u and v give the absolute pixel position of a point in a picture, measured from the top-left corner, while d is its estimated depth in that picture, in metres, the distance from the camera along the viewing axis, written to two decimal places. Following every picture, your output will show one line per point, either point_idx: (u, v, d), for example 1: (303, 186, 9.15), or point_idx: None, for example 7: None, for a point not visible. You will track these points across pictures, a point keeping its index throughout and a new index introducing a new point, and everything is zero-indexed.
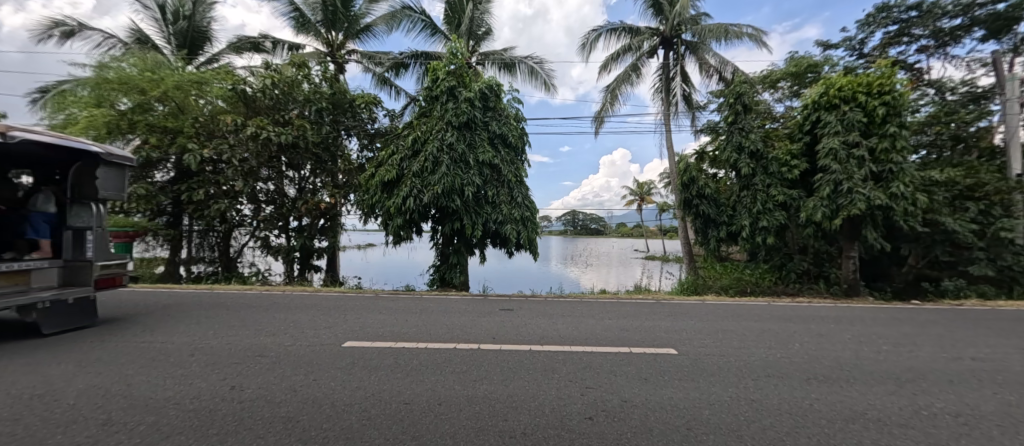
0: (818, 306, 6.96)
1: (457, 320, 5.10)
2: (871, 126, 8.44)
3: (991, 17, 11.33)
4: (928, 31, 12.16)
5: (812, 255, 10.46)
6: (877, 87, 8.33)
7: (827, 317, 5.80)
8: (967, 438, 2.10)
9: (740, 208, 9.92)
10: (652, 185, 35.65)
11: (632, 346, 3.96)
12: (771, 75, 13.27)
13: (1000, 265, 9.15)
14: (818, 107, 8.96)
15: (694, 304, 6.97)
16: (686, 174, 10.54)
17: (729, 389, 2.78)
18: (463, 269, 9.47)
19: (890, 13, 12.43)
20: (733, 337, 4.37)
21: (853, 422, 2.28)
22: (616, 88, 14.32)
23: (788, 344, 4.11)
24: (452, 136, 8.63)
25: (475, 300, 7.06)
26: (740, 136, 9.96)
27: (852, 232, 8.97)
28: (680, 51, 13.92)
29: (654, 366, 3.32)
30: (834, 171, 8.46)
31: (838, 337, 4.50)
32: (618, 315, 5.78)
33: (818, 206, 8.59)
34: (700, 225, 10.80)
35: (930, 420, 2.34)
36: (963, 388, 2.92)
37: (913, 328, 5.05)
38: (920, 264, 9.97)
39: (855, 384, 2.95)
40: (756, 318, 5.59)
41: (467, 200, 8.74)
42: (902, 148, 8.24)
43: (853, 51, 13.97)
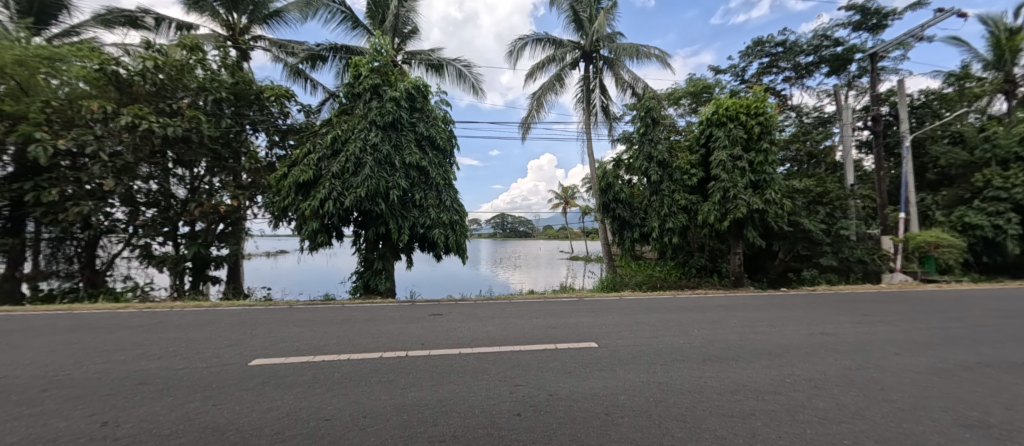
0: (713, 297, 7.97)
1: (383, 329, 4.88)
2: (751, 142, 9.93)
3: (832, 57, 14.07)
4: (791, 65, 14.68)
5: (708, 252, 11.94)
6: (753, 109, 9.84)
7: (719, 306, 6.68)
8: (817, 398, 2.61)
9: (650, 212, 11.01)
10: (575, 189, 37.66)
11: (559, 342, 4.18)
12: (674, 93, 14.91)
13: (842, 257, 11.27)
14: (710, 123, 10.32)
15: (612, 300, 7.55)
16: (605, 180, 11.35)
17: (641, 375, 3.08)
18: (388, 275, 9.09)
19: (763, 48, 14.78)
20: (645, 328, 4.83)
21: (737, 393, 2.69)
22: (541, 96, 14.91)
23: (689, 331, 4.66)
24: (376, 136, 8.26)
25: (401, 306, 6.83)
26: (649, 146, 11.03)
27: (737, 233, 10.44)
28: (599, 66, 15.00)
29: (579, 360, 3.54)
30: (723, 180, 9.80)
31: (727, 322, 5.22)
32: (545, 314, 6.03)
33: (712, 210, 9.90)
34: (617, 227, 11.73)
35: (793, 385, 2.86)
36: (815, 358, 3.59)
37: (782, 312, 6.05)
38: (787, 258, 11.95)
39: (740, 361, 3.46)
40: (663, 310, 6.24)
41: (393, 202, 8.39)
42: (773, 162, 9.82)
43: (737, 77, 16.33)
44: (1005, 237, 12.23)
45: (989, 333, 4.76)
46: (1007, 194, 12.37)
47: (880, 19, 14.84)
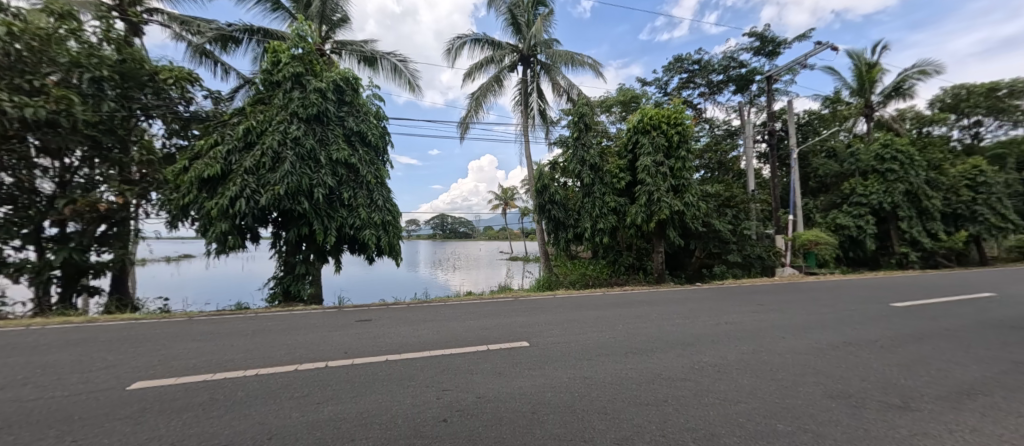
0: (638, 292, 8.53)
1: (302, 338, 4.48)
2: (671, 150, 10.80)
3: (738, 77, 15.85)
4: (705, 82, 16.27)
5: (635, 250, 12.78)
6: (673, 119, 10.73)
7: (643, 301, 7.16)
8: (719, 382, 2.88)
9: (583, 213, 11.51)
10: (514, 190, 38.15)
11: (491, 343, 4.16)
12: (606, 101, 15.75)
13: (745, 254, 12.74)
14: (637, 131, 11.07)
15: (546, 298, 7.74)
16: (541, 182, 11.63)
17: (568, 371, 3.17)
18: (312, 280, 8.42)
19: (682, 64, 16.22)
20: (574, 325, 5.01)
21: (653, 382, 2.88)
22: (479, 96, 14.87)
23: (615, 326, 4.91)
24: (298, 129, 7.59)
25: (326, 313, 6.35)
26: (582, 150, 11.51)
27: (660, 233, 11.30)
28: (536, 70, 15.34)
29: (509, 360, 3.55)
30: (648, 184, 10.54)
31: (649, 316, 5.61)
32: (481, 315, 5.99)
33: (639, 212, 10.61)
34: (552, 228, 12.10)
35: (699, 371, 3.14)
36: (719, 345, 3.98)
37: (695, 304, 6.66)
38: (702, 256, 13.21)
39: (657, 352, 3.73)
40: (592, 307, 6.53)
41: (318, 202, 7.78)
42: (689, 168, 10.77)
43: (661, 89, 17.72)
44: (865, 236, 14.74)
45: (852, 316, 5.68)
46: (866, 199, 14.92)
47: (775, 46, 17.04)
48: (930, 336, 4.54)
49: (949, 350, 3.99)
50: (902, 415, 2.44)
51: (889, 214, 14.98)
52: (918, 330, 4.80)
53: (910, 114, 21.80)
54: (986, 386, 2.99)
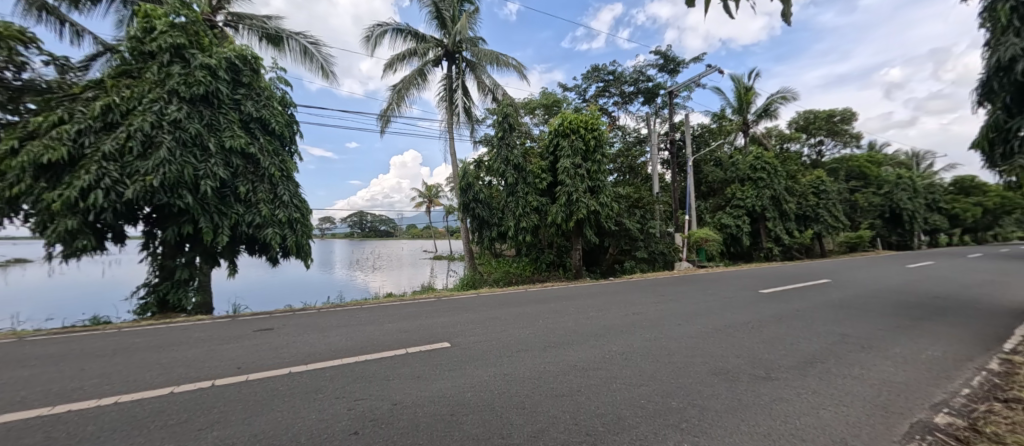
0: (558, 288, 8.93)
1: (182, 355, 3.84)
2: (589, 153, 11.48)
3: (646, 90, 17.44)
4: (618, 92, 17.61)
5: (556, 248, 13.35)
6: (589, 125, 11.42)
7: (562, 296, 7.51)
8: (627, 369, 3.13)
9: (506, 212, 11.71)
10: (439, 188, 37.35)
11: (409, 346, 4.00)
12: (529, 103, 16.22)
13: (651, 250, 14.07)
14: (558, 134, 11.57)
15: (469, 297, 7.70)
16: (465, 180, 11.57)
17: (489, 369, 3.18)
18: (199, 285, 7.32)
19: (598, 74, 17.34)
20: (496, 323, 5.06)
21: (569, 374, 3.02)
22: (401, 89, 14.23)
23: (535, 322, 5.08)
24: (178, 110, 6.43)
25: (216, 323, 5.55)
26: (506, 150, 11.70)
27: (578, 231, 11.95)
28: (461, 67, 15.17)
29: (429, 362, 3.45)
30: (567, 185, 11.09)
31: (567, 311, 5.89)
32: (401, 317, 5.75)
33: (559, 211, 11.11)
34: (476, 226, 12.12)
35: (610, 360, 3.38)
36: (628, 335, 4.33)
37: (608, 298, 7.18)
38: (615, 252, 14.28)
39: (573, 344, 3.93)
40: (515, 304, 6.67)
41: (206, 197, 6.72)
42: (604, 171, 11.54)
43: (580, 95, 18.77)
44: (743, 233, 17.30)
45: (732, 302, 6.62)
46: (744, 202, 17.51)
47: (676, 65, 19.10)
48: (787, 316, 5.49)
49: (799, 327, 4.86)
50: (767, 384, 2.90)
51: (760, 214, 17.76)
52: (779, 312, 5.77)
53: (775, 132, 26.11)
54: (823, 355, 3.69)
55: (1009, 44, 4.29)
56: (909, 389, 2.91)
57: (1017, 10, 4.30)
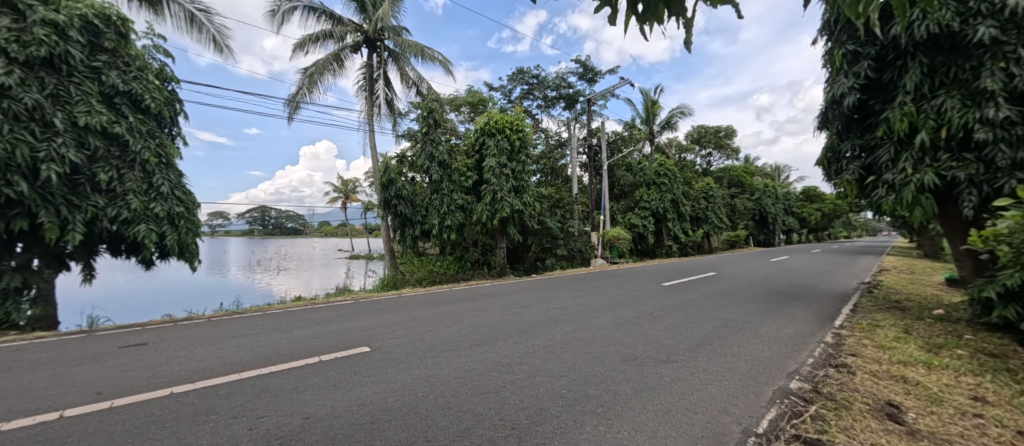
0: (482, 286, 8.98)
1: (14, 383, 3.06)
2: (514, 153, 11.73)
3: (567, 96, 18.36)
4: (541, 95, 18.27)
5: (481, 247, 13.40)
6: (514, 126, 11.67)
7: (486, 294, 7.56)
8: (548, 363, 3.27)
9: (431, 209, 11.44)
10: (356, 183, 35.01)
11: (322, 353, 3.69)
12: (455, 100, 16.04)
13: (571, 248, 14.85)
14: (484, 133, 11.64)
15: (390, 298, 7.36)
16: (386, 175, 11.04)
17: (412, 372, 3.08)
18: (38, 295, 5.91)
19: (523, 77, 17.80)
20: (419, 323, 4.91)
21: (494, 370, 3.05)
22: (314, 73, 13.03)
23: (460, 321, 5.04)
24: (9, 73, 4.99)
25: (65, 340, 4.52)
26: (431, 146, 11.42)
27: (502, 230, 12.12)
28: (382, 56, 14.39)
29: (345, 369, 3.22)
30: (492, 184, 11.20)
31: (491, 308, 5.95)
32: (313, 322, 5.29)
33: (484, 209, 11.18)
34: (398, 224, 11.65)
35: (534, 355, 3.49)
36: (550, 329, 4.53)
37: (531, 294, 7.42)
38: (537, 250, 14.81)
39: (498, 341, 3.99)
40: (439, 303, 6.55)
41: (48, 184, 5.36)
42: (528, 172, 11.87)
43: (506, 96, 19.07)
44: (648, 232, 19.18)
45: (640, 295, 7.30)
46: (650, 204, 19.42)
47: (594, 75, 20.42)
48: (683, 306, 6.23)
49: (693, 314, 5.54)
50: (668, 366, 3.26)
51: (663, 215, 19.85)
52: (678, 302, 6.52)
53: (676, 142, 29.39)
54: (711, 338, 4.26)
55: (841, 82, 5.38)
56: (773, 362, 3.50)
57: (846, 56, 5.40)
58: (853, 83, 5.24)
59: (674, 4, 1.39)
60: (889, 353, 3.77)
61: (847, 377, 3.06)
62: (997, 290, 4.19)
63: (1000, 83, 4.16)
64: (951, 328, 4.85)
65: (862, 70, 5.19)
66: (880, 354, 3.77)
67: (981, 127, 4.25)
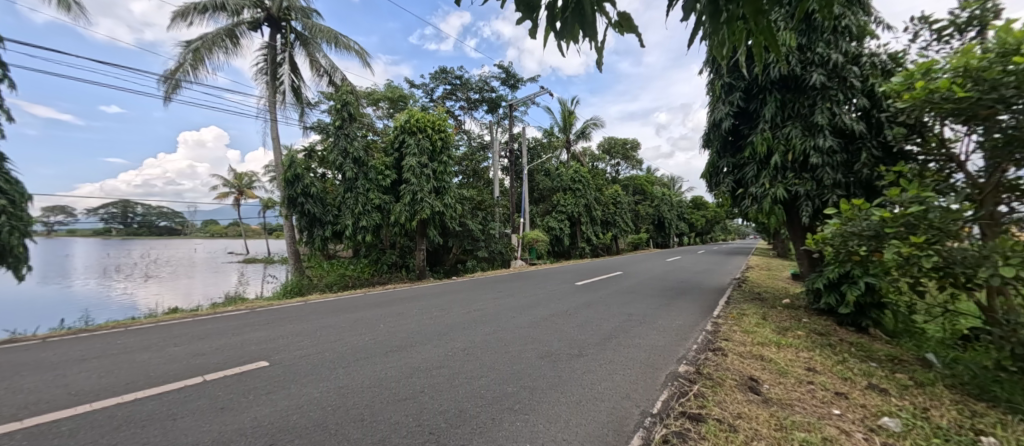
0: (400, 290, 8.63)
1: None
2: (435, 153, 11.51)
3: (490, 99, 18.60)
4: (464, 97, 18.24)
5: (399, 249, 12.89)
6: (437, 126, 11.45)
7: (404, 298, 7.30)
8: (468, 364, 3.28)
9: (343, 209, 10.68)
10: (253, 177, 31.06)
11: (207, 372, 3.21)
12: (373, 94, 15.20)
13: (492, 250, 15.03)
14: (404, 130, 11.25)
15: (294, 306, 6.70)
16: (291, 170, 10.02)
17: (321, 385, 2.86)
18: None
19: (446, 77, 17.58)
20: (329, 332, 4.56)
21: (412, 376, 2.98)
22: (201, 49, 11.29)
23: (375, 327, 4.79)
24: None
25: None
26: (345, 141, 10.67)
27: (422, 231, 11.78)
28: (288, 38, 13.04)
29: (238, 388, 2.85)
30: (412, 184, 10.85)
31: (409, 313, 5.77)
32: (197, 336, 4.58)
33: (402, 210, 10.78)
34: (305, 224, 10.66)
35: (454, 357, 3.47)
36: (469, 331, 4.54)
37: (451, 297, 7.35)
38: (458, 252, 14.72)
39: (416, 346, 3.88)
40: (352, 309, 6.14)
41: None
42: (449, 173, 11.72)
43: (427, 94, 18.64)
44: (564, 235, 20.27)
45: (556, 294, 7.70)
46: (565, 209, 20.56)
47: (516, 81, 20.98)
48: (593, 303, 6.72)
49: (602, 311, 6.01)
50: (579, 360, 3.51)
51: (577, 219, 21.15)
52: (589, 300, 7.02)
53: (590, 152, 31.56)
54: (617, 331, 4.68)
55: (720, 108, 6.34)
56: (666, 350, 3.97)
57: (723, 87, 6.37)
58: (728, 110, 6.22)
59: (585, 26, 1.49)
60: (752, 337, 4.54)
61: (721, 359, 3.61)
62: (823, 281, 5.31)
63: (826, 119, 5.30)
64: (795, 314, 6.00)
65: (734, 100, 6.18)
66: (745, 337, 4.51)
67: (815, 154, 5.37)
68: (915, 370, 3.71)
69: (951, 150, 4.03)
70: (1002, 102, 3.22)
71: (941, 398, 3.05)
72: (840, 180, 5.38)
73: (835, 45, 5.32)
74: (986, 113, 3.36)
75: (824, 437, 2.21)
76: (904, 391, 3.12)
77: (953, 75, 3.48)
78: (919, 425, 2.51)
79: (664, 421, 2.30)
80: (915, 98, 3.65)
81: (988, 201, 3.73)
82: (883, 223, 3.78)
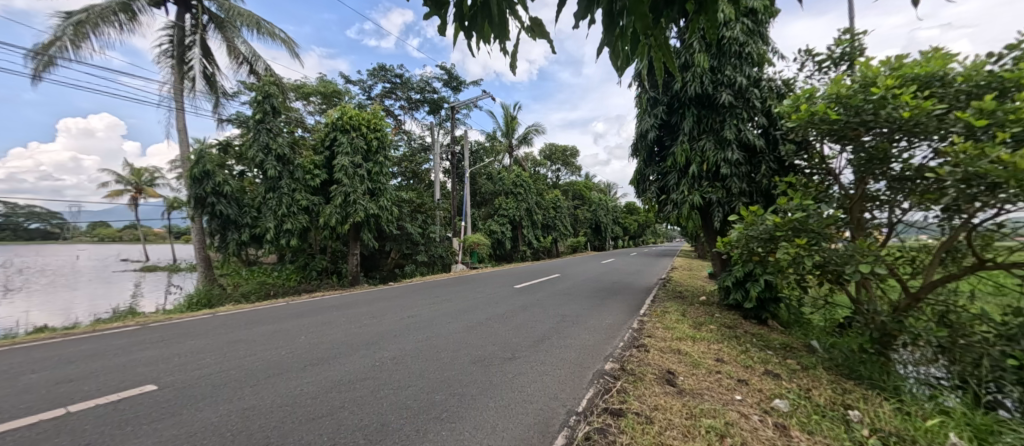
0: (328, 298, 8.06)
1: None
2: (370, 153, 10.95)
3: (432, 100, 18.21)
4: (404, 96, 17.67)
5: (330, 254, 12.07)
6: (372, 124, 10.92)
7: (333, 306, 6.84)
8: (394, 374, 3.13)
9: (264, 210, 9.75)
10: (156, 173, 27.28)
11: (74, 402, 2.71)
12: (302, 87, 14.14)
13: (432, 254, 14.64)
14: (336, 128, 10.60)
15: (201, 319, 5.96)
16: (201, 166, 8.94)
17: (221, 407, 2.54)
18: None
19: (385, 74, 16.91)
20: (239, 346, 4.11)
21: (331, 391, 2.77)
22: (85, 22, 9.67)
23: (294, 339, 4.41)
24: None
25: None
26: (267, 136, 9.77)
27: (355, 235, 11.13)
28: (200, 19, 11.67)
29: (114, 418, 2.44)
30: (344, 184, 10.23)
31: (336, 322, 5.40)
32: (67, 359, 3.87)
33: (333, 212, 10.10)
34: (218, 227, 9.55)
35: (380, 368, 3.30)
36: (401, 338, 4.36)
37: (385, 303, 7.03)
38: (397, 256, 14.16)
39: (340, 358, 3.64)
40: (270, 320, 5.61)
41: None
42: (386, 174, 11.23)
43: (364, 91, 17.77)
44: (506, 238, 20.42)
45: (494, 298, 7.70)
46: (507, 212, 20.73)
47: (459, 84, 20.78)
48: (530, 305, 6.82)
49: (538, 313, 6.11)
50: (511, 363, 3.52)
51: (519, 223, 21.43)
52: (526, 303, 7.11)
53: (532, 157, 32.24)
54: (550, 333, 4.78)
55: (646, 120, 6.85)
56: (594, 349, 4.12)
57: (649, 100, 6.89)
58: (653, 122, 6.74)
59: (499, 28, 1.49)
60: (672, 332, 4.91)
61: (643, 355, 3.83)
62: (732, 280, 5.90)
63: (734, 134, 5.92)
64: (710, 310, 6.60)
65: (658, 113, 6.70)
66: (666, 333, 4.86)
67: (725, 165, 5.98)
68: (802, 355, 4.25)
69: (829, 165, 4.71)
70: (864, 125, 3.84)
71: (820, 379, 3.52)
72: (745, 189, 6.03)
73: (741, 69, 5.97)
74: (853, 133, 3.99)
75: (726, 421, 2.42)
76: (792, 375, 3.56)
77: (828, 101, 4.07)
78: (803, 404, 2.87)
79: (587, 419, 2.37)
80: (800, 119, 4.22)
81: (855, 209, 4.40)
82: (775, 227, 4.32)
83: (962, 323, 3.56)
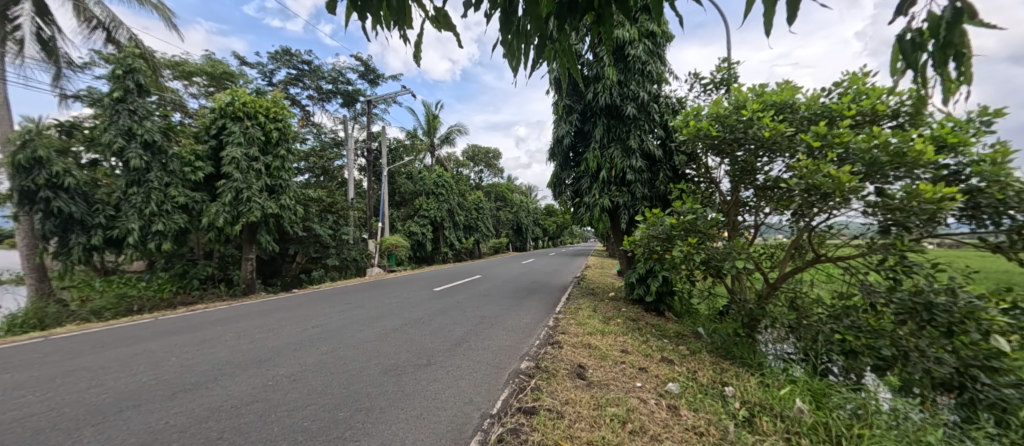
0: (213, 310, 6.98)
1: None
2: (268, 145, 9.74)
3: (345, 92, 16.91)
4: (313, 85, 16.14)
5: (217, 259, 10.49)
6: (272, 113, 9.74)
7: (218, 319, 5.93)
8: (290, 393, 2.80)
9: (125, 208, 8.09)
10: None
11: None
12: (182, 65, 12.08)
13: (344, 258, 13.55)
14: (224, 114, 9.26)
15: (28, 344, 4.72)
16: (30, 152, 7.10)
17: None
18: None
19: (290, 59, 15.25)
20: (82, 376, 3.32)
21: (208, 421, 2.37)
22: None
23: (162, 362, 3.70)
24: None
25: None
26: (129, 120, 8.11)
27: (250, 237, 9.83)
28: None
29: None
30: (235, 180, 8.96)
31: (220, 338, 4.68)
32: None
33: (220, 211, 8.77)
34: (56, 228, 7.69)
35: (273, 387, 2.92)
36: (301, 352, 3.93)
37: (285, 313, 6.31)
38: (302, 260, 12.85)
39: (222, 379, 3.15)
40: (131, 341, 4.65)
41: None
42: (288, 170, 10.11)
43: (264, 76, 15.83)
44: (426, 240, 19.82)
45: (411, 302, 7.39)
46: (428, 213, 20.13)
47: (376, 77, 19.64)
48: (448, 309, 6.67)
49: (456, 316, 6.00)
50: (424, 370, 3.38)
51: (440, 224, 20.95)
52: (444, 306, 6.94)
53: (454, 157, 31.80)
54: (467, 336, 4.71)
55: (562, 126, 7.20)
56: (510, 349, 4.16)
57: (564, 108, 7.25)
58: (568, 128, 7.12)
59: (399, 14, 1.43)
60: (584, 327, 5.20)
61: (556, 351, 3.97)
62: (635, 276, 6.46)
63: (637, 143, 6.50)
64: (617, 304, 7.14)
65: (573, 121, 7.08)
66: (578, 329, 5.13)
67: (630, 171, 6.53)
68: (691, 342, 4.81)
69: (712, 175, 5.40)
70: (737, 141, 4.49)
71: (704, 361, 4.01)
72: (647, 194, 6.65)
73: (643, 84, 6.56)
74: (729, 148, 4.64)
75: (627, 408, 2.61)
76: (682, 360, 4.01)
77: (710, 119, 4.68)
78: (691, 385, 3.24)
79: (501, 421, 2.36)
80: (690, 133, 4.79)
81: (731, 213, 5.12)
82: (670, 228, 4.83)
83: (805, 306, 4.34)
